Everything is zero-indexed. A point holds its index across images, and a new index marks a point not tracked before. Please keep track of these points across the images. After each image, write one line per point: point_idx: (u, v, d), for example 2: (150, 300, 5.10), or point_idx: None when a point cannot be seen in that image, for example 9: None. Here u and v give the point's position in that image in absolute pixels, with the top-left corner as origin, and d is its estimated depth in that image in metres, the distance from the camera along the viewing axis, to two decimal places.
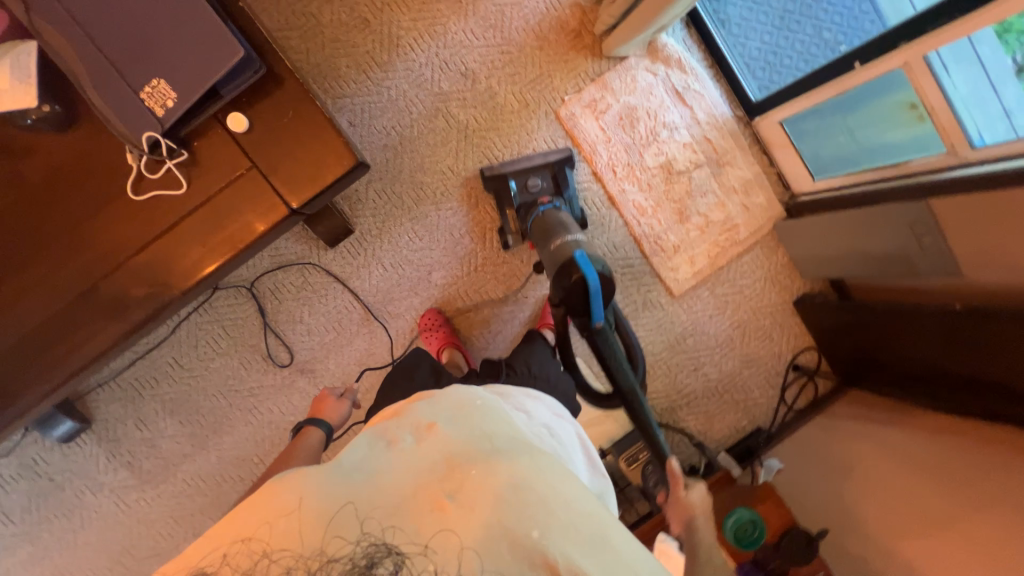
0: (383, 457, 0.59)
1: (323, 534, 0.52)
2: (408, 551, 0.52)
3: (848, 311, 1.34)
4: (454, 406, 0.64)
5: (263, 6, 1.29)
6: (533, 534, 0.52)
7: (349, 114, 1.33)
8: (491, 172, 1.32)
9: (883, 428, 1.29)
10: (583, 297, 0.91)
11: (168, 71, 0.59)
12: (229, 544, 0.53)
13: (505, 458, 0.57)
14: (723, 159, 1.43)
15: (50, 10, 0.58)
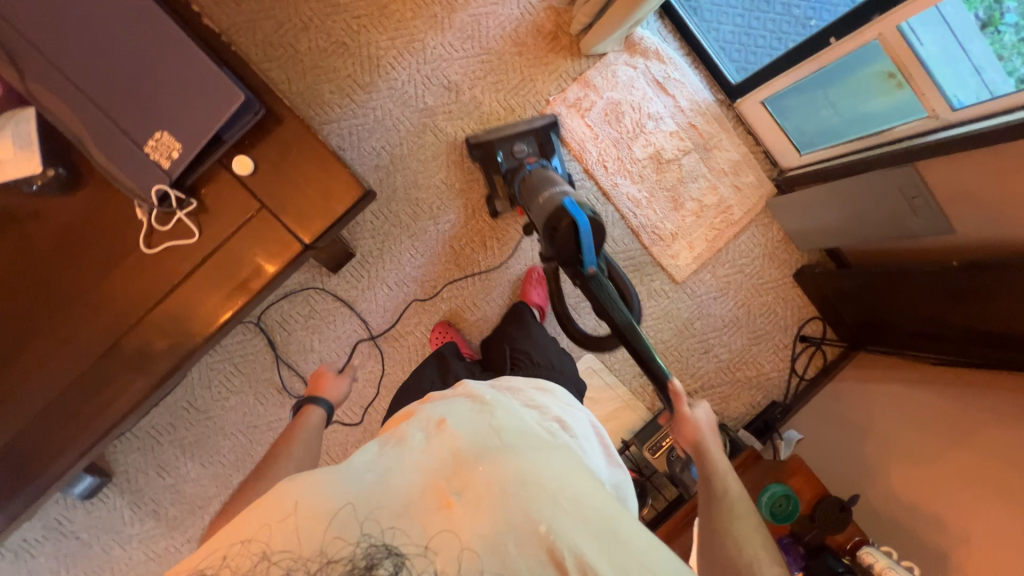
0: (393, 457, 0.60)
1: (324, 535, 0.51)
2: (409, 552, 0.52)
3: (849, 279, 1.36)
4: (464, 407, 0.68)
5: (239, 41, 1.28)
6: (540, 528, 0.54)
7: (337, 139, 1.33)
8: (476, 139, 1.32)
9: (895, 388, 1.32)
10: (573, 237, 0.90)
11: (172, 122, 0.59)
12: (226, 546, 0.52)
13: (514, 454, 0.60)
14: (710, 143, 1.45)
15: (45, 74, 0.58)
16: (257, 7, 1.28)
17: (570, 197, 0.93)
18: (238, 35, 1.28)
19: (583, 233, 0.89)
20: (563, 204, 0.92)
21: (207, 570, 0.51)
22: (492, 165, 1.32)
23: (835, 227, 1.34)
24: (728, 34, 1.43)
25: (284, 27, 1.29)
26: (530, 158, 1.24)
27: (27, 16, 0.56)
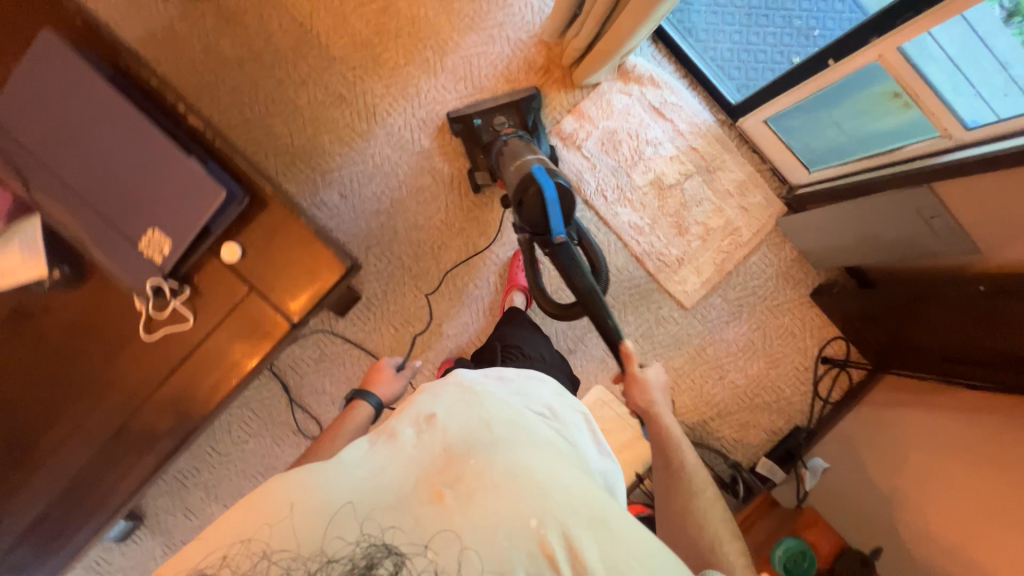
0: (384, 450, 0.60)
1: (323, 535, 0.52)
2: (407, 551, 0.52)
3: (870, 300, 1.29)
4: (452, 396, 0.66)
5: (243, 101, 1.34)
6: (531, 522, 0.53)
7: (338, 186, 1.37)
8: (457, 114, 1.32)
9: (926, 415, 1.24)
10: (540, 206, 0.92)
11: (162, 219, 0.62)
12: (225, 546, 0.53)
13: (505, 449, 0.58)
14: (713, 165, 1.41)
15: (48, 183, 0.62)
16: (258, 68, 1.34)
17: (540, 167, 0.96)
18: (242, 96, 1.34)
19: (548, 200, 0.91)
20: (531, 173, 0.94)
21: (207, 569, 0.52)
22: (473, 138, 1.32)
23: (851, 246, 1.27)
24: (726, 53, 1.40)
25: (284, 84, 1.34)
26: (506, 129, 1.28)
27: (29, 133, 0.61)
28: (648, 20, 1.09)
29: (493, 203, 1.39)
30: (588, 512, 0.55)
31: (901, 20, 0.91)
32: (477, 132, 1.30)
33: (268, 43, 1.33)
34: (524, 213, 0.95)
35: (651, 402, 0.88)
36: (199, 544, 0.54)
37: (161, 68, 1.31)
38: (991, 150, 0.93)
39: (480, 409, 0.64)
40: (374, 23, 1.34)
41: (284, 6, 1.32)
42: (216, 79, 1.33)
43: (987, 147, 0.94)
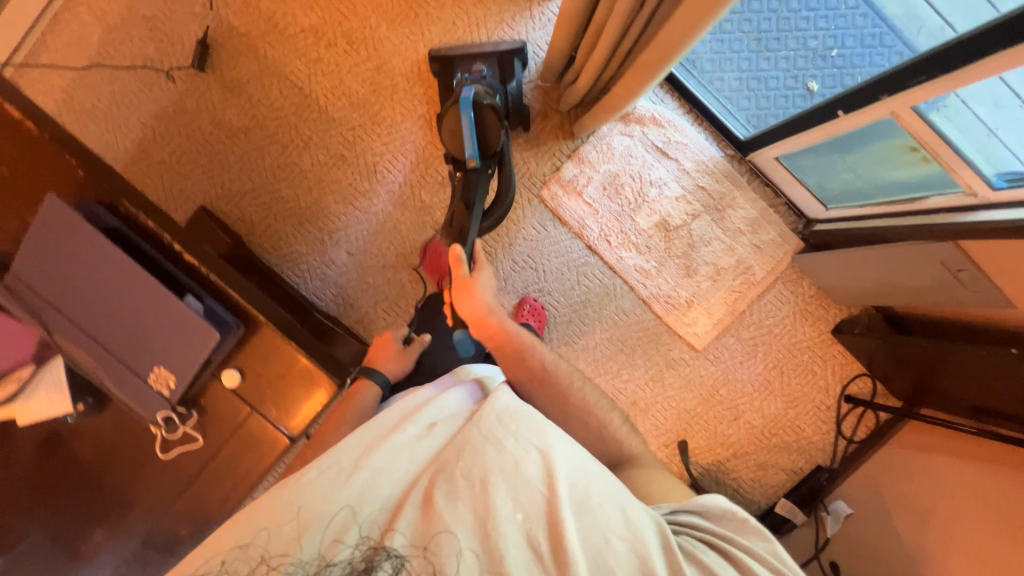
0: (382, 456, 0.66)
1: (324, 541, 0.59)
2: (407, 554, 0.57)
3: (895, 345, 1.22)
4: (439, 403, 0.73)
5: (251, 167, 1.39)
6: (517, 516, 0.59)
7: (346, 244, 1.40)
8: (436, 52, 1.28)
9: (956, 465, 1.17)
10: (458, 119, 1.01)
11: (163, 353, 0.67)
12: (236, 550, 0.59)
13: (490, 447, 0.64)
14: (722, 203, 1.36)
15: (65, 328, 0.67)
16: (263, 135, 1.38)
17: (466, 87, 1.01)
18: (249, 162, 1.39)
19: (464, 118, 0.99)
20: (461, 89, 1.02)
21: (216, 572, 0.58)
22: (448, 85, 1.29)
23: (870, 287, 1.21)
24: (734, 83, 1.33)
25: (288, 148, 1.38)
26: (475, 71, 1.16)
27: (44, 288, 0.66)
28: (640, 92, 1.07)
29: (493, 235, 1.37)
30: (565, 500, 0.60)
31: (913, 81, 0.83)
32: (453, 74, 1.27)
33: (270, 110, 1.37)
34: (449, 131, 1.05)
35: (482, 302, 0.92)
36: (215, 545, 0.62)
37: (174, 141, 1.38)
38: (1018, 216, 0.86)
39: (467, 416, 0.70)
40: (370, 81, 1.35)
41: (283, 73, 1.35)
42: (225, 148, 1.38)
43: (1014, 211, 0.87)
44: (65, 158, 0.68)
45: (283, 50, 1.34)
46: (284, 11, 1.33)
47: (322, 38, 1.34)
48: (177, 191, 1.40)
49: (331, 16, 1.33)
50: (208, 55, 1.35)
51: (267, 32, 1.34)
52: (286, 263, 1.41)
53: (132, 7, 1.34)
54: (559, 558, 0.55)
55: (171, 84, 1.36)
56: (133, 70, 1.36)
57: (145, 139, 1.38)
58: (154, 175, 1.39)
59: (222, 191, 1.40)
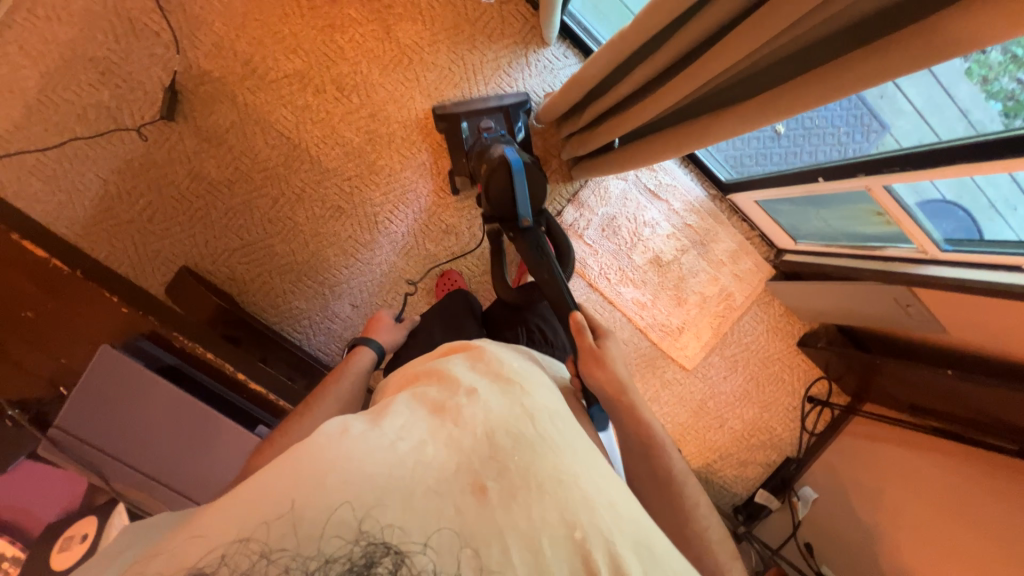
0: (424, 422, 0.54)
1: (323, 529, 0.45)
2: (408, 549, 0.45)
3: (852, 359, 1.43)
4: (500, 375, 0.62)
5: (238, 223, 1.29)
6: (574, 535, 0.47)
7: (349, 296, 1.36)
8: (441, 110, 1.26)
9: (898, 453, 1.42)
10: (507, 181, 1.00)
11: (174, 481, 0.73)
12: (226, 542, 0.45)
13: (553, 444, 0.54)
14: (707, 238, 1.48)
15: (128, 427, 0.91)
16: (249, 188, 1.28)
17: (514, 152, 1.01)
18: (235, 218, 1.29)
19: (517, 182, 0.99)
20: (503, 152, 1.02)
21: (203, 570, 0.44)
22: (455, 141, 1.27)
23: (832, 310, 1.39)
24: None
25: (279, 201, 1.30)
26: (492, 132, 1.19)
27: (109, 432, 0.89)
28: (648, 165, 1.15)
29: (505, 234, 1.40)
30: (627, 528, 0.50)
31: (884, 168, 0.99)
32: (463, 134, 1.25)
33: (256, 161, 1.27)
34: (495, 193, 1.03)
35: (627, 389, 0.75)
36: (196, 542, 0.47)
37: (144, 198, 1.25)
38: (963, 275, 1.01)
39: (523, 394, 0.59)
40: (364, 129, 1.29)
41: (267, 121, 1.26)
42: (206, 203, 1.27)
43: (958, 269, 1.03)
44: None
45: (266, 97, 1.25)
46: (263, 54, 1.23)
47: (309, 84, 1.26)
48: (152, 253, 1.27)
49: (318, 61, 1.25)
50: (178, 102, 1.22)
51: (245, 77, 1.23)
52: (285, 319, 1.35)
53: (76, 47, 1.17)
54: None
55: (135, 138, 1.22)
56: (86, 120, 1.20)
57: (108, 197, 1.24)
58: (122, 237, 1.25)
59: (206, 249, 1.29)
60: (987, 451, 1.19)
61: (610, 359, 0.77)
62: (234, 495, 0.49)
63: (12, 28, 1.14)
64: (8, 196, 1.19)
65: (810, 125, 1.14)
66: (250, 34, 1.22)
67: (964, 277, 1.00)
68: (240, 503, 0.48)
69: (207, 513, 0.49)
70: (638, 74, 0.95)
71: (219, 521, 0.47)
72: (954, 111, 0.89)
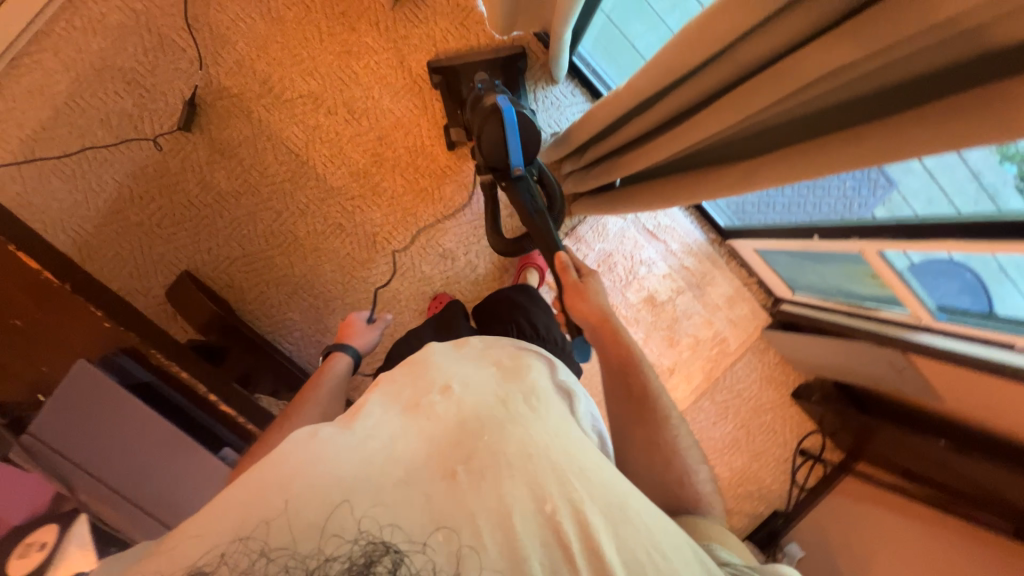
0: (392, 420, 0.56)
1: (320, 533, 0.45)
2: (406, 549, 0.45)
3: (845, 417, 1.40)
4: (464, 368, 0.63)
5: (241, 233, 1.33)
6: (549, 509, 0.48)
7: (342, 311, 1.39)
8: (436, 64, 1.22)
9: (888, 520, 1.37)
10: (499, 131, 0.97)
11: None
12: (227, 540, 0.45)
13: (520, 423, 0.55)
14: (703, 281, 1.48)
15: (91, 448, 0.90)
16: (255, 200, 1.32)
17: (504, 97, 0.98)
18: (239, 227, 1.32)
19: (509, 129, 0.96)
20: (495, 98, 0.98)
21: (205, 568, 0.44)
22: (454, 97, 1.26)
23: (826, 365, 1.37)
24: None
25: (283, 215, 1.33)
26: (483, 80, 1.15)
27: (78, 453, 0.89)
28: (645, 211, 1.15)
29: (501, 261, 1.42)
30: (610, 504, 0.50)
31: (879, 234, 0.98)
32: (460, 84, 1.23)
33: (264, 175, 1.31)
34: (485, 142, 0.99)
35: None
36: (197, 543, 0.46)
37: (155, 202, 1.29)
38: (958, 348, 0.99)
39: (490, 381, 0.60)
40: (371, 152, 1.33)
41: (279, 138, 1.30)
42: (213, 211, 1.31)
43: (952, 341, 1.01)
44: None
45: (279, 115, 1.30)
46: (280, 74, 1.28)
47: (321, 105, 1.30)
48: (158, 256, 1.31)
49: (332, 84, 1.29)
50: (195, 115, 1.27)
51: (261, 95, 1.28)
52: (278, 329, 1.37)
53: (106, 57, 1.23)
54: (602, 566, 0.46)
55: (152, 147, 1.27)
56: (108, 125, 1.26)
57: (121, 199, 1.28)
58: (131, 238, 1.30)
59: (209, 255, 1.33)
60: (980, 530, 1.14)
61: (593, 296, 0.80)
62: (220, 498, 0.50)
63: (49, 35, 1.21)
64: (29, 193, 1.25)
65: (813, 186, 1.08)
66: (270, 55, 1.27)
67: (956, 350, 0.98)
68: (228, 506, 0.48)
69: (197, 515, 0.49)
70: (633, 126, 0.98)
71: (212, 526, 0.47)
72: (976, 189, 0.82)
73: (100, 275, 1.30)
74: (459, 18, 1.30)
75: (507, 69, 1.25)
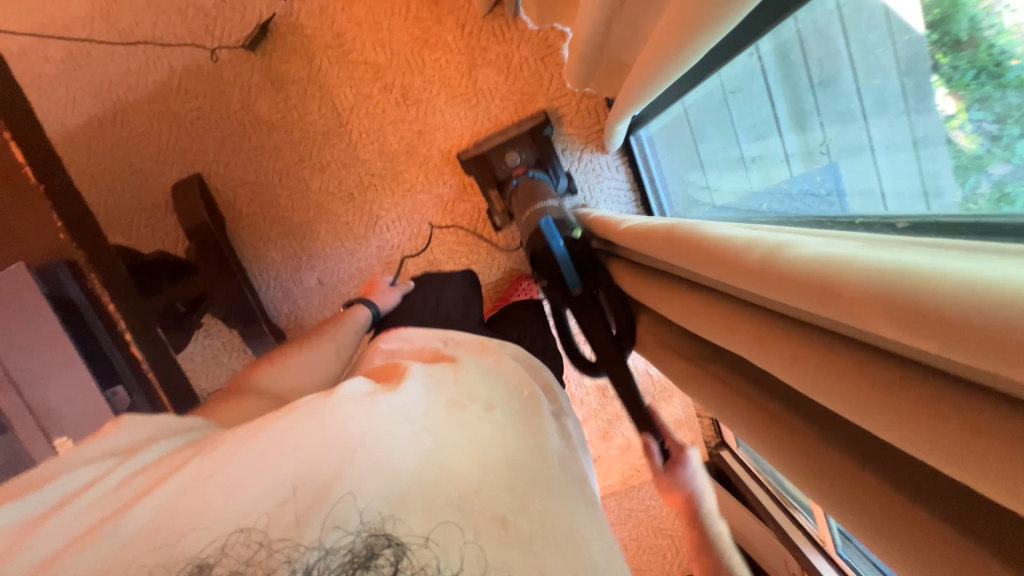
0: (449, 429, 0.65)
1: (323, 524, 0.51)
2: (408, 543, 0.51)
3: None
4: (514, 412, 0.74)
5: (260, 163, 1.36)
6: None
7: (320, 272, 1.42)
8: (467, 154, 1.29)
9: None
10: (551, 264, 0.95)
11: (29, 379, 0.69)
12: (227, 533, 0.51)
13: (558, 491, 0.63)
14: (661, 395, 1.48)
15: None
16: (284, 139, 1.34)
17: (549, 221, 0.95)
18: (260, 157, 1.36)
19: (559, 253, 0.93)
20: (541, 222, 0.95)
21: (206, 560, 0.49)
22: (489, 180, 1.31)
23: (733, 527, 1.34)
24: None
25: (304, 163, 1.35)
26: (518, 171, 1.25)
27: None
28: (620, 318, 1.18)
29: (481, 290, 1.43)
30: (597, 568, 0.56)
31: None
32: (493, 170, 1.29)
33: (302, 119, 1.33)
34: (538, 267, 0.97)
35: None
36: (198, 535, 0.51)
37: (197, 102, 1.34)
38: None
39: (537, 440, 0.71)
40: (406, 141, 1.33)
41: (329, 92, 1.31)
42: (244, 133, 1.35)
43: None
44: (52, 215, 0.68)
45: (338, 71, 1.31)
46: (354, 35, 1.29)
47: (379, 79, 1.31)
48: (179, 150, 1.36)
49: (397, 63, 1.30)
50: (264, 39, 1.29)
51: (330, 46, 1.29)
52: (256, 263, 1.41)
53: None
54: None
55: (209, 57, 1.30)
56: (183, 15, 1.29)
57: (168, 86, 1.33)
58: (163, 123, 1.35)
59: (224, 170, 1.37)
60: None
61: (680, 480, 0.77)
62: (245, 460, 0.57)
63: None
64: (93, 48, 1.31)
65: None
66: (354, 14, 1.28)
67: None
68: (249, 480, 0.55)
69: (198, 492, 0.54)
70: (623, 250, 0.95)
71: (222, 512, 0.53)
72: None
73: (124, 144, 1.36)
74: (541, 52, 1.28)
75: (539, 140, 1.28)
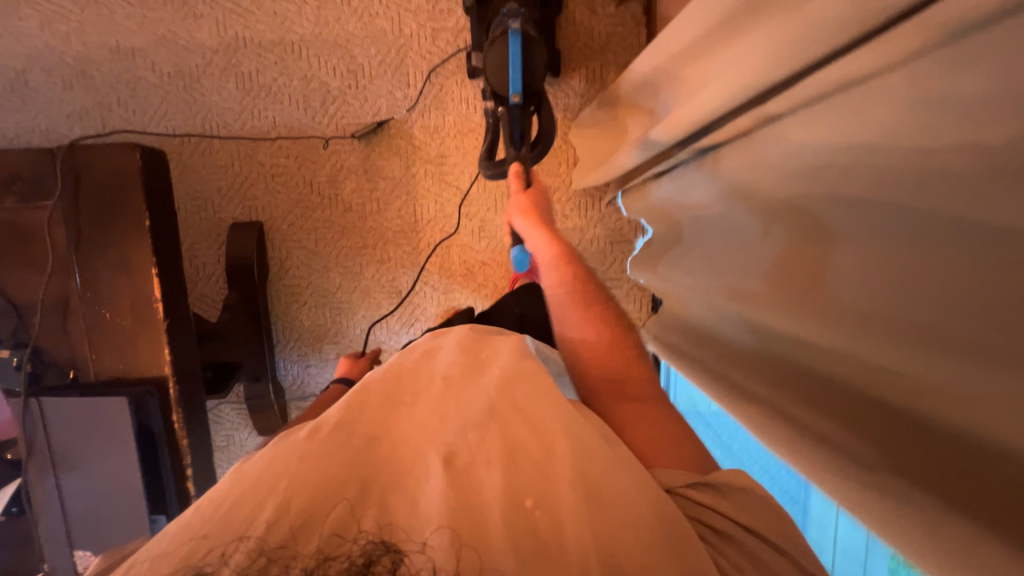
0: (377, 419, 0.60)
1: (322, 531, 0.47)
2: (407, 549, 0.45)
3: None
4: (431, 375, 0.67)
5: (325, 234, 1.40)
6: (526, 503, 0.48)
7: (340, 349, 1.45)
8: None
9: None
10: (502, 53, 1.00)
11: (76, 495, 0.73)
12: (227, 540, 0.45)
13: (500, 418, 0.57)
14: None
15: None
16: (355, 222, 1.39)
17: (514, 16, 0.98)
18: (327, 230, 1.39)
19: (513, 54, 0.98)
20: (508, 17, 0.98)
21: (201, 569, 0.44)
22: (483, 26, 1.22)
23: None
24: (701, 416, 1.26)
25: (366, 248, 1.40)
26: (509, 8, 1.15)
27: None
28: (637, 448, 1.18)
29: None
30: (553, 505, 0.48)
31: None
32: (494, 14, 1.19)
33: (381, 213, 1.39)
34: (488, 61, 1.02)
35: None
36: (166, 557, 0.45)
37: (287, 159, 1.37)
38: None
39: (473, 382, 0.64)
40: (468, 265, 1.42)
41: (414, 198, 1.39)
42: (320, 203, 1.38)
43: None
44: (165, 348, 0.71)
45: (430, 183, 1.38)
46: (457, 161, 1.38)
47: (464, 203, 1.39)
48: (249, 195, 1.38)
49: (486, 199, 1.39)
50: (374, 133, 1.36)
51: (431, 161, 1.37)
52: (284, 317, 1.42)
53: (349, 39, 1.31)
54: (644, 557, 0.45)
55: (319, 142, 1.36)
56: (306, 83, 1.33)
57: (264, 136, 1.35)
58: (243, 165, 1.37)
59: (286, 228, 1.39)
60: None
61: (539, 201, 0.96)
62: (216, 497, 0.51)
63: None
64: (204, 75, 1.33)
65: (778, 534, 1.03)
66: (464, 142, 1.37)
67: None
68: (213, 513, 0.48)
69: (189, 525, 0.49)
70: None
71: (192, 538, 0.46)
72: None
73: (196, 170, 1.36)
74: (613, 236, 1.43)
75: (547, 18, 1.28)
